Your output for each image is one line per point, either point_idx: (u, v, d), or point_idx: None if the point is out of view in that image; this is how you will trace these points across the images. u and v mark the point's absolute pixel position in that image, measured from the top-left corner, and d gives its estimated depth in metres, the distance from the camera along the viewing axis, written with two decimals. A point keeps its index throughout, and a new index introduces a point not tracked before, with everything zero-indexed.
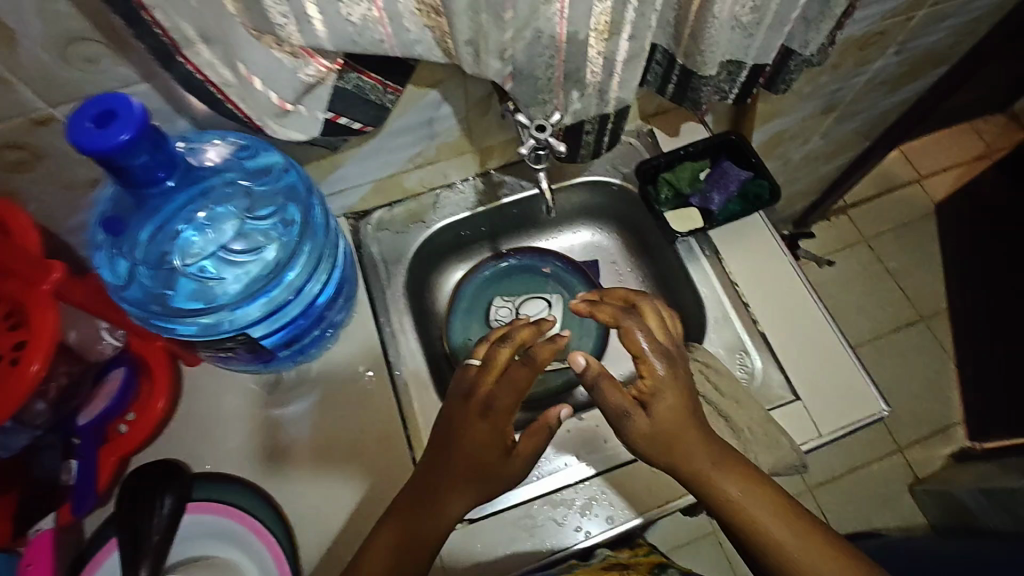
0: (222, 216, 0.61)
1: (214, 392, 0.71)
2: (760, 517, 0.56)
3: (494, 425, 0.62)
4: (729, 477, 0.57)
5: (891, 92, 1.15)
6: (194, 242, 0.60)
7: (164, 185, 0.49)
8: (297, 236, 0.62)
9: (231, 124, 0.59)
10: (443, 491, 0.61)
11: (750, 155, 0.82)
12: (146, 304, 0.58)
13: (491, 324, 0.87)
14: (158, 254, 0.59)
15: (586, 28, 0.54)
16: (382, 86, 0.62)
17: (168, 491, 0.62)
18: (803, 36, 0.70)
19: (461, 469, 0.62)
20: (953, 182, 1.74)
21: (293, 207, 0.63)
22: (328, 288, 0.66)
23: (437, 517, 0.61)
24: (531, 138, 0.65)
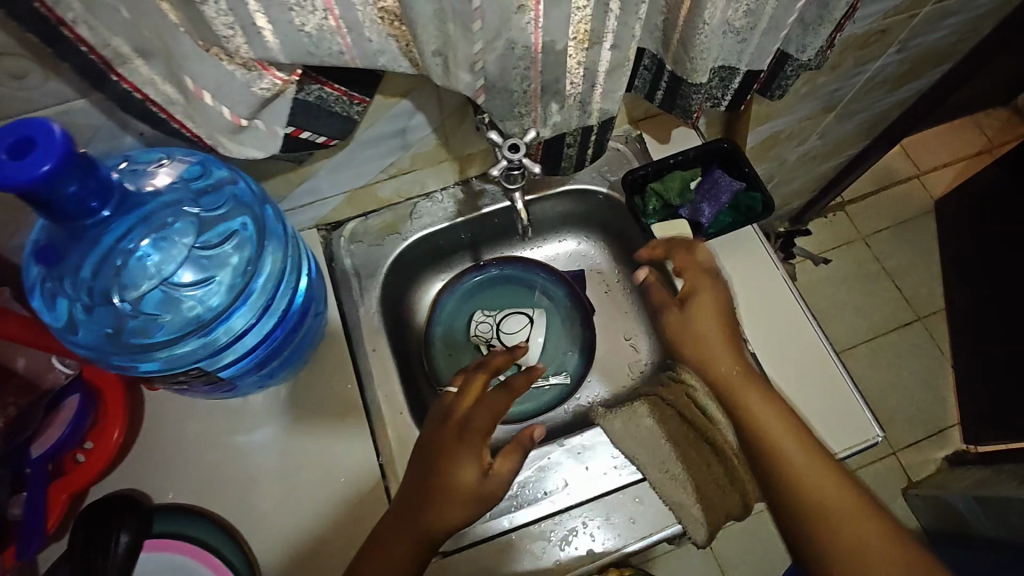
0: (170, 240, 0.57)
1: (175, 420, 0.68)
2: (777, 441, 0.60)
3: (472, 448, 0.60)
4: (754, 396, 0.63)
5: (892, 91, 1.11)
6: (143, 272, 0.57)
7: (100, 216, 0.45)
8: (256, 252, 0.59)
9: (183, 143, 0.55)
10: (409, 519, 0.58)
11: (743, 164, 0.78)
12: (103, 343, 0.56)
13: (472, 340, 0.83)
14: (102, 290, 0.55)
15: (564, 38, 0.49)
16: (347, 98, 0.57)
17: (125, 526, 0.59)
18: (800, 40, 0.65)
19: (433, 499, 0.58)
20: (953, 178, 1.69)
21: (248, 216, 0.60)
22: (300, 291, 0.64)
23: (401, 538, 0.57)
24: (503, 158, 0.61)
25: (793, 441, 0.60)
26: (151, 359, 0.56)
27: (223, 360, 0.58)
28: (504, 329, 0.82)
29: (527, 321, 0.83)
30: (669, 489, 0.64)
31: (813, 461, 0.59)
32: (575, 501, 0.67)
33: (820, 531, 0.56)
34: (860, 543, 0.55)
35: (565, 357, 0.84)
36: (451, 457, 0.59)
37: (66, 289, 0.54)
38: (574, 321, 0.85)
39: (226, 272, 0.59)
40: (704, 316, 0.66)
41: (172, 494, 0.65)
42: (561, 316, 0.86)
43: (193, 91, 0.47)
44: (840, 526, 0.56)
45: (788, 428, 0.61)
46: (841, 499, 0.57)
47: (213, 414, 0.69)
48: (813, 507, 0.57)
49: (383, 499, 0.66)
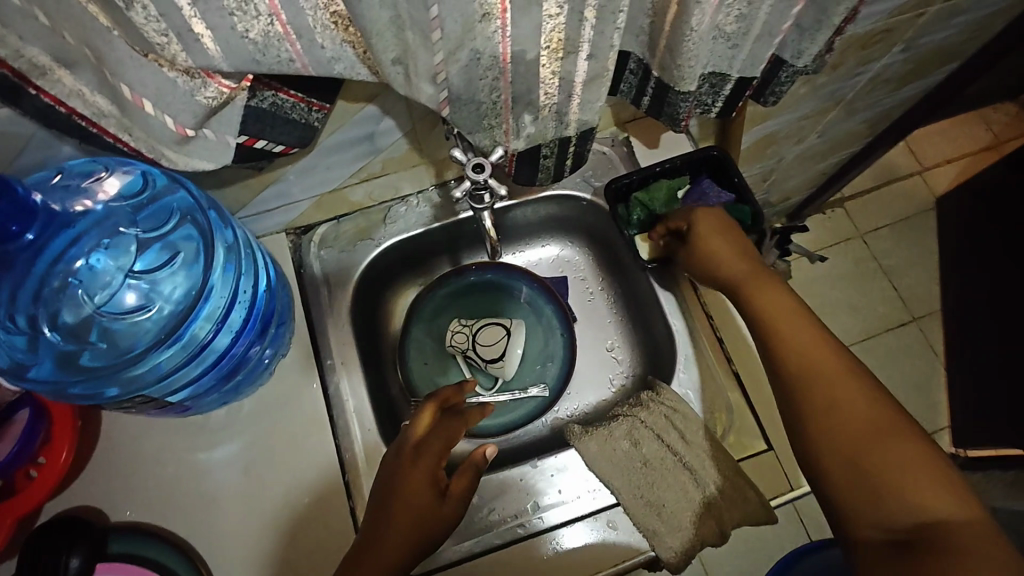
0: (109, 258, 0.57)
1: (134, 435, 0.65)
2: (773, 317, 0.60)
3: (432, 471, 0.59)
4: (760, 289, 0.62)
5: (896, 89, 1.06)
6: (85, 295, 0.57)
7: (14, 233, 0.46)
8: (208, 254, 0.58)
9: (107, 150, 0.50)
10: (375, 544, 0.55)
11: (733, 174, 0.74)
12: (57, 372, 0.54)
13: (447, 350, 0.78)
14: (45, 318, 0.55)
15: (535, 47, 0.45)
16: (305, 104, 0.53)
17: (77, 549, 0.57)
18: (796, 46, 0.61)
19: (398, 526, 0.56)
20: (956, 174, 1.64)
21: (190, 223, 0.59)
22: (261, 286, 0.63)
23: (369, 559, 0.55)
24: (468, 178, 0.57)
25: (797, 320, 0.59)
26: (112, 383, 0.55)
27: (185, 374, 0.59)
28: (480, 340, 0.76)
29: (504, 333, 0.76)
30: (642, 516, 0.63)
31: (814, 338, 0.57)
32: (549, 524, 0.65)
33: (804, 395, 0.54)
34: (843, 406, 0.52)
35: (544, 368, 0.80)
36: (411, 476, 0.58)
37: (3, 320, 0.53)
38: (555, 327, 0.81)
39: (176, 283, 0.58)
40: (714, 235, 0.68)
41: (129, 513, 0.63)
42: (542, 323, 0.82)
43: (131, 98, 0.43)
44: (825, 391, 0.53)
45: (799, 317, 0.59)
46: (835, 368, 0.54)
47: (173, 430, 0.66)
48: (805, 371, 0.55)
49: (350, 521, 0.64)
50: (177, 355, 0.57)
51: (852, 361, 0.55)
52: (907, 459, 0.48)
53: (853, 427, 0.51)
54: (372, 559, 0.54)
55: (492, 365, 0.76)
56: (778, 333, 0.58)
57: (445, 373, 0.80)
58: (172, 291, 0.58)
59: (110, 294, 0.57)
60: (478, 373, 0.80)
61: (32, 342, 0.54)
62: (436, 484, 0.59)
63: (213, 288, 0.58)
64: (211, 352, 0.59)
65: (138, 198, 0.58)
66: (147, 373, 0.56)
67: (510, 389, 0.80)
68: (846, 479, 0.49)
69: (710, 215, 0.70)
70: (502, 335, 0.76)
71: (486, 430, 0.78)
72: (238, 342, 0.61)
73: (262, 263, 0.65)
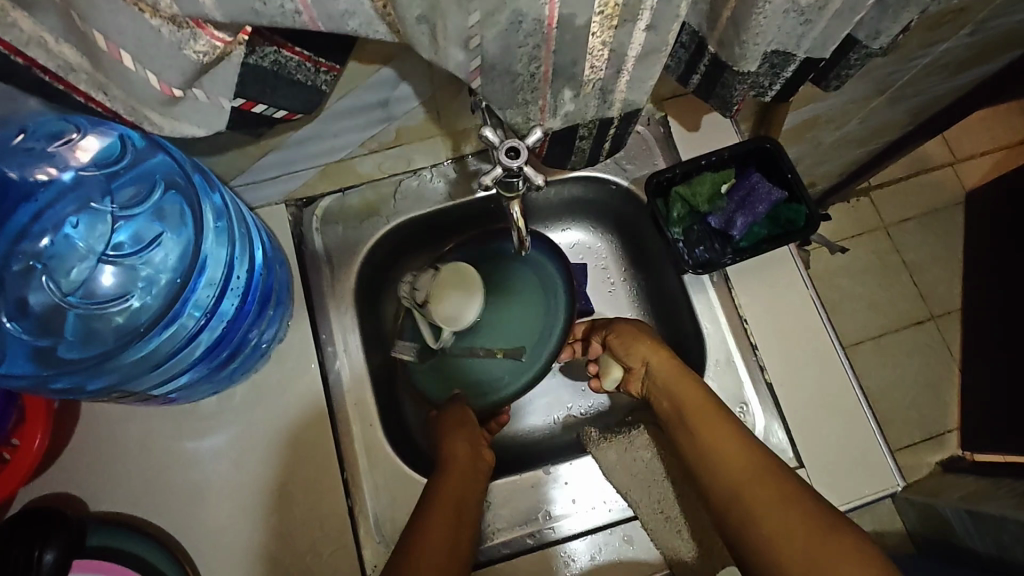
0: (79, 236, 0.53)
1: (115, 421, 0.60)
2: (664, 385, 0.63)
3: (472, 441, 0.62)
4: (642, 349, 0.65)
5: (953, 75, 0.98)
6: (55, 279, 0.52)
7: None
8: (195, 220, 0.53)
9: (81, 112, 0.43)
10: (426, 517, 0.55)
11: (786, 168, 0.67)
12: (32, 366, 0.49)
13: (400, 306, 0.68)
14: (11, 305, 0.50)
15: (587, 12, 0.38)
16: (311, 64, 0.46)
17: (52, 543, 0.51)
18: (875, 24, 0.53)
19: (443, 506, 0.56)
20: (993, 166, 1.54)
21: (176, 193, 0.54)
22: (260, 256, 0.57)
23: (432, 541, 0.53)
24: (498, 164, 0.50)
25: (688, 384, 0.62)
26: (96, 375, 0.50)
27: (179, 363, 0.53)
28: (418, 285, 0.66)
29: (436, 273, 0.65)
30: (661, 532, 0.59)
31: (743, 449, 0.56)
32: (561, 536, 0.61)
33: (730, 492, 0.55)
34: (761, 505, 0.52)
35: (545, 334, 0.68)
36: (450, 451, 0.61)
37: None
38: (559, 290, 0.69)
39: (164, 256, 0.54)
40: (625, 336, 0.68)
41: (112, 501, 0.58)
42: (544, 285, 0.69)
43: (108, 49, 0.36)
44: (753, 495, 0.53)
45: (714, 412, 0.59)
46: (748, 468, 0.55)
47: (159, 417, 0.61)
48: (726, 472, 0.56)
49: (348, 523, 0.59)
50: (170, 337, 0.52)
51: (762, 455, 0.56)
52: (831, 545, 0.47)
53: (790, 528, 0.50)
54: (434, 543, 0.53)
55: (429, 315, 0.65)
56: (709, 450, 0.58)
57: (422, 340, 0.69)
58: (161, 262, 0.54)
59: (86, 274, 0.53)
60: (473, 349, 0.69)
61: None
62: (473, 454, 0.61)
63: (209, 257, 0.53)
64: (209, 334, 0.53)
65: (112, 165, 0.52)
66: (138, 361, 0.51)
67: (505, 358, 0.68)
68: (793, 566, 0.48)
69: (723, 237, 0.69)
70: (430, 273, 0.65)
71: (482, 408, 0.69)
72: (237, 326, 0.54)
73: (257, 228, 0.58)
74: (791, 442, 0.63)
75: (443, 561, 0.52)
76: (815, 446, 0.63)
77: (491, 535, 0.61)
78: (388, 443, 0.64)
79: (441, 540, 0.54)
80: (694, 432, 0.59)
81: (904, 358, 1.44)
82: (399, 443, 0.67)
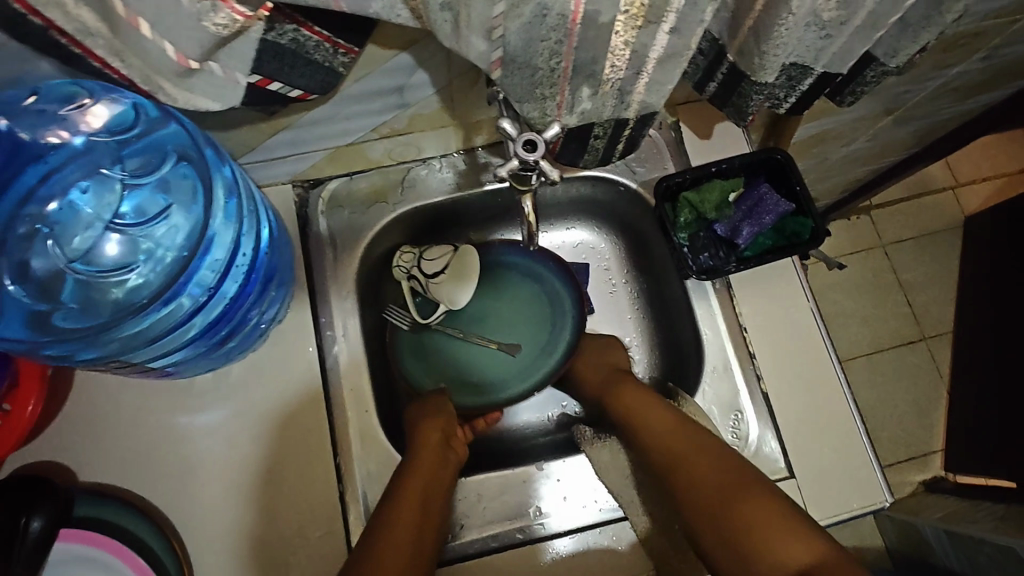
0: (86, 202, 0.53)
1: (109, 391, 0.60)
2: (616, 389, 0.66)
3: (445, 432, 0.62)
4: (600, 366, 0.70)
5: (962, 99, 0.98)
6: (58, 243, 0.52)
7: None
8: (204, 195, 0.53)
9: (94, 78, 0.43)
10: (395, 504, 0.55)
11: (795, 181, 0.67)
12: (27, 331, 0.48)
13: (393, 272, 0.70)
14: (12, 268, 0.50)
15: (612, 10, 0.38)
16: (330, 45, 0.46)
17: (39, 511, 0.52)
18: (893, 43, 0.53)
19: (412, 484, 0.56)
20: (993, 192, 1.55)
21: (186, 166, 0.53)
22: (265, 236, 0.57)
23: (401, 521, 0.53)
24: (514, 156, 0.50)
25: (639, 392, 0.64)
26: (91, 345, 0.49)
27: (175, 339, 0.53)
28: (427, 257, 0.68)
29: (451, 249, 0.69)
30: (651, 535, 0.60)
31: (683, 439, 0.58)
32: (549, 532, 0.61)
33: (676, 481, 0.56)
34: (704, 485, 0.54)
35: (547, 348, 0.73)
36: (421, 440, 0.60)
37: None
38: (565, 310, 0.74)
39: (171, 229, 0.54)
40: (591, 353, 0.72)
41: (102, 472, 0.58)
42: (551, 305, 0.74)
43: (125, 16, 0.36)
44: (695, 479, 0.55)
45: (663, 412, 0.61)
46: (698, 452, 0.57)
47: (155, 389, 0.60)
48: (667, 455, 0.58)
49: (337, 508, 0.59)
50: (170, 314, 0.52)
51: (708, 443, 0.57)
52: (779, 525, 0.49)
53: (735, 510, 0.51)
54: (401, 526, 0.53)
55: (436, 285, 0.68)
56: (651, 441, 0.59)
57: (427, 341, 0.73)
58: (167, 236, 0.54)
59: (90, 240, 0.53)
60: (476, 352, 0.73)
61: None
62: (443, 444, 0.61)
63: (215, 234, 0.52)
64: (208, 314, 0.53)
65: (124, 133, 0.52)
66: (134, 336, 0.51)
67: (508, 365, 0.73)
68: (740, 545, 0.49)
69: (727, 246, 0.68)
70: (445, 249, 0.68)
71: (464, 405, 0.71)
72: (235, 308, 0.55)
73: (264, 209, 0.58)
74: (783, 451, 0.63)
75: (408, 544, 0.52)
76: (807, 457, 0.63)
77: (480, 528, 0.61)
78: (382, 430, 0.64)
79: (411, 519, 0.54)
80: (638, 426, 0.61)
81: (894, 376, 1.45)
82: (392, 431, 0.66)
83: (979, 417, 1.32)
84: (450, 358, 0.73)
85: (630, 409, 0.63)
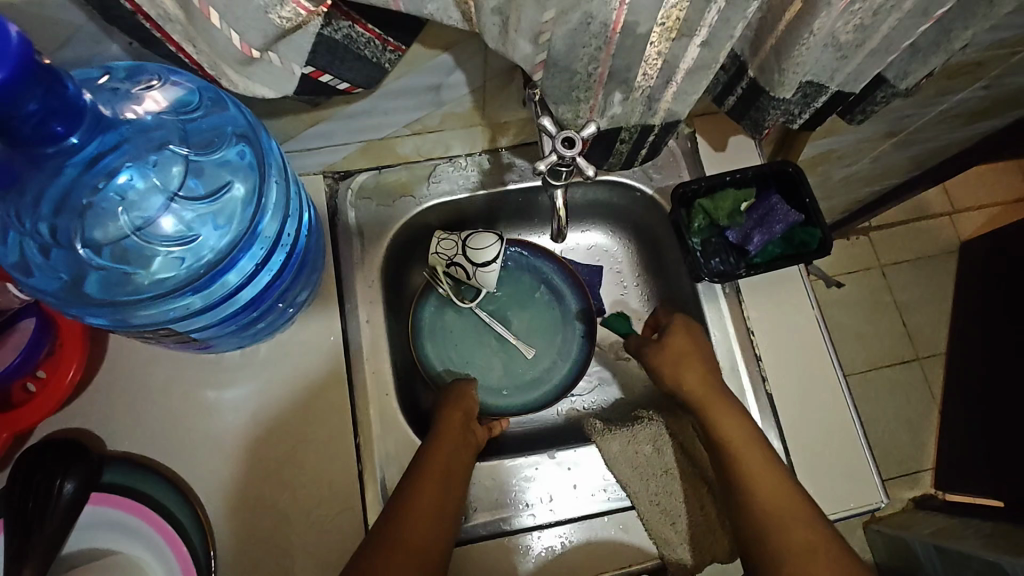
0: (152, 172, 0.50)
1: (140, 364, 0.62)
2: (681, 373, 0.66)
3: (466, 414, 0.65)
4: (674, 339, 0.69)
5: (961, 126, 1.02)
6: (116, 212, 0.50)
7: (66, 143, 0.38)
8: (260, 183, 0.53)
9: (162, 59, 0.45)
10: (416, 483, 0.57)
11: (804, 194, 0.70)
12: (61, 292, 0.49)
13: (429, 255, 0.71)
14: (64, 231, 0.48)
15: (650, 22, 0.41)
16: (380, 42, 0.48)
17: (72, 473, 0.54)
18: (903, 66, 0.57)
19: (432, 465, 0.59)
20: (988, 219, 1.59)
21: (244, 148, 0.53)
22: (302, 230, 0.60)
23: (419, 503, 0.56)
24: (554, 152, 0.52)
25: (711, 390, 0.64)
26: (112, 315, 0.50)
27: (202, 320, 0.54)
28: (470, 247, 0.69)
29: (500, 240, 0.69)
30: (656, 523, 0.62)
31: (789, 494, 0.57)
32: (558, 518, 0.63)
33: (745, 499, 0.58)
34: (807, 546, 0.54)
35: (553, 363, 0.78)
36: (443, 428, 0.62)
37: (21, 225, 0.46)
38: (576, 330, 0.79)
39: (224, 211, 0.52)
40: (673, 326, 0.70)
41: (130, 441, 0.60)
42: (563, 322, 0.79)
43: (197, 5, 0.39)
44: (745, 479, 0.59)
45: (763, 457, 0.60)
46: (792, 508, 0.56)
47: (185, 363, 0.63)
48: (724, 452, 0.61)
49: (356, 486, 0.61)
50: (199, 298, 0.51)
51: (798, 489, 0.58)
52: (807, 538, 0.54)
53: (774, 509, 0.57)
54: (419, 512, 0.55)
55: (480, 274, 0.70)
56: (751, 485, 0.58)
57: (442, 336, 0.77)
58: (221, 219, 0.52)
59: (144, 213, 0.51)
60: (484, 356, 0.78)
61: (45, 255, 0.48)
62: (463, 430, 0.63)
63: (263, 225, 0.53)
64: (226, 306, 0.54)
65: (191, 113, 0.51)
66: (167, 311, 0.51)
67: (513, 373, 0.77)
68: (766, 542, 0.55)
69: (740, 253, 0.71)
70: (492, 242, 0.69)
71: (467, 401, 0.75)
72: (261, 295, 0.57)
73: (302, 206, 0.60)
74: (786, 450, 0.66)
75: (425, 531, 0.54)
76: (808, 457, 0.66)
77: (492, 511, 0.64)
78: (402, 414, 0.66)
79: (430, 499, 0.56)
80: (734, 462, 0.60)
81: (888, 395, 1.48)
82: (411, 416, 0.69)
83: (968, 437, 1.35)
84: (459, 357, 0.77)
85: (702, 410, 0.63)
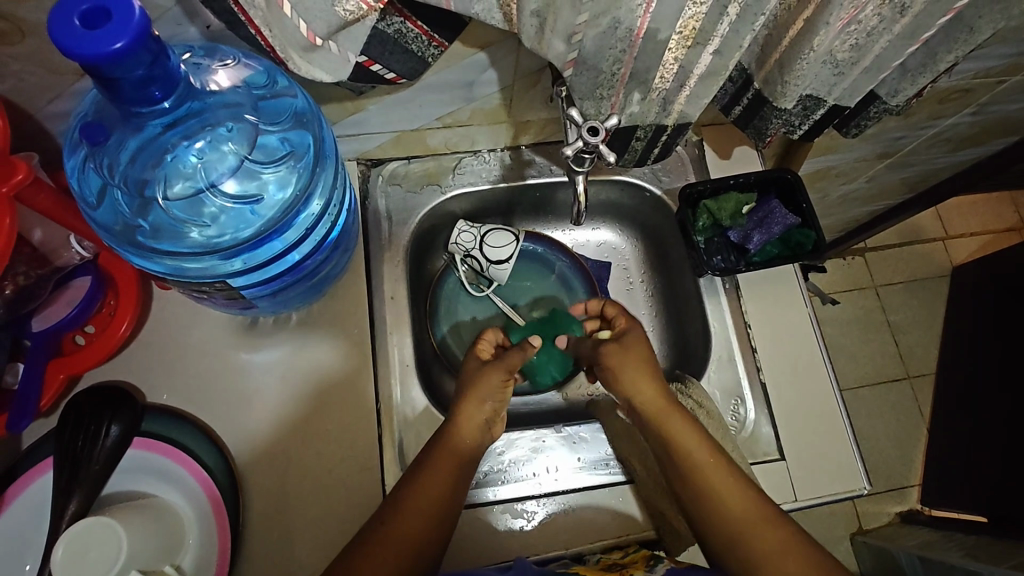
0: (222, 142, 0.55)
1: (183, 324, 0.67)
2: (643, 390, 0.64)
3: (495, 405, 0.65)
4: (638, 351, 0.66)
5: (951, 151, 1.08)
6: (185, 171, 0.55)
7: (158, 107, 0.43)
8: (310, 170, 0.58)
9: (243, 42, 0.52)
10: (428, 460, 0.60)
11: (801, 199, 0.75)
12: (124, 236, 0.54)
13: (449, 245, 0.77)
14: (137, 182, 0.53)
15: (669, 29, 0.47)
16: (427, 38, 0.54)
17: (118, 418, 0.59)
18: (895, 85, 0.63)
19: (441, 453, 0.60)
20: (979, 247, 1.65)
21: (304, 135, 0.58)
22: (338, 223, 0.65)
23: (429, 481, 0.58)
24: (580, 139, 0.57)
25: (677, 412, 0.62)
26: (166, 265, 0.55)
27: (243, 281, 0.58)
28: (489, 243, 0.76)
29: (513, 238, 0.77)
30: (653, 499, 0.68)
31: (758, 510, 0.58)
32: (563, 487, 0.68)
33: (716, 506, 0.58)
34: (779, 564, 0.54)
35: None
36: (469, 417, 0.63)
37: (111, 172, 0.53)
38: None
39: (275, 187, 0.57)
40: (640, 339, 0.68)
41: (169, 395, 0.65)
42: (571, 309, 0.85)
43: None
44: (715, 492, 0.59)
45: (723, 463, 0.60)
46: (765, 519, 0.57)
47: (223, 326, 0.68)
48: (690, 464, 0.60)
49: (376, 448, 0.66)
50: (238, 262, 0.56)
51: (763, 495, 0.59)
52: (783, 549, 0.55)
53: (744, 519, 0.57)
54: (417, 511, 0.57)
55: (495, 266, 0.77)
56: (719, 504, 0.58)
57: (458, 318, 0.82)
58: (271, 193, 0.57)
59: (207, 175, 0.55)
60: None
61: (121, 201, 0.54)
62: (483, 424, 0.64)
63: (305, 209, 0.58)
64: (267, 271, 0.59)
65: (266, 95, 0.56)
66: (210, 268, 0.55)
67: None
68: (739, 552, 0.56)
69: (739, 251, 0.75)
70: (510, 240, 0.76)
71: None
72: (296, 267, 0.62)
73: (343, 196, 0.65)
74: (776, 436, 0.71)
75: (424, 526, 0.56)
76: (796, 443, 0.70)
77: (502, 477, 0.68)
78: (420, 386, 0.71)
79: (447, 466, 0.60)
80: (700, 479, 0.59)
81: (878, 410, 1.52)
82: (428, 389, 0.74)
83: (953, 454, 1.40)
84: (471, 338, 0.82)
85: (664, 419, 0.63)
